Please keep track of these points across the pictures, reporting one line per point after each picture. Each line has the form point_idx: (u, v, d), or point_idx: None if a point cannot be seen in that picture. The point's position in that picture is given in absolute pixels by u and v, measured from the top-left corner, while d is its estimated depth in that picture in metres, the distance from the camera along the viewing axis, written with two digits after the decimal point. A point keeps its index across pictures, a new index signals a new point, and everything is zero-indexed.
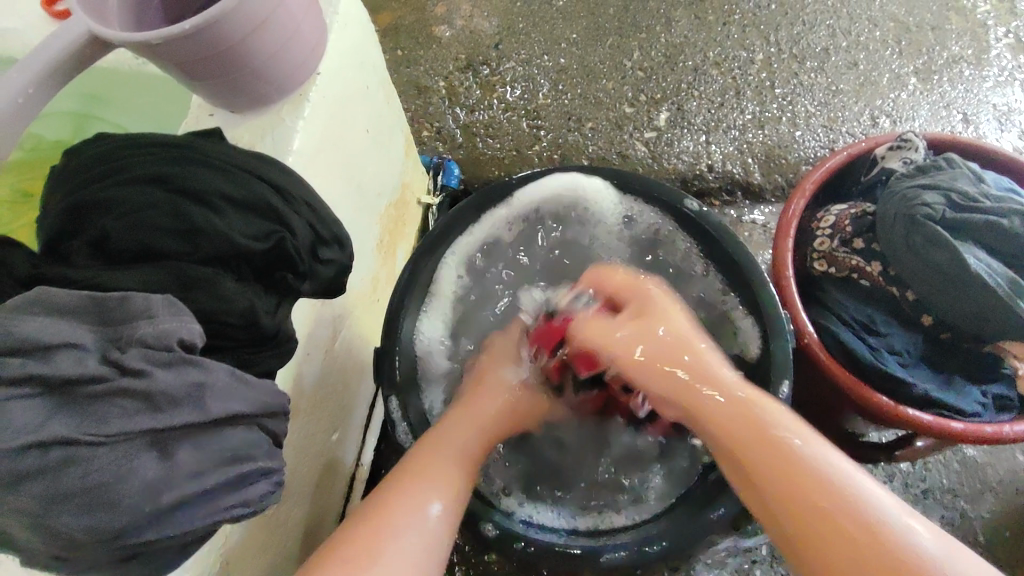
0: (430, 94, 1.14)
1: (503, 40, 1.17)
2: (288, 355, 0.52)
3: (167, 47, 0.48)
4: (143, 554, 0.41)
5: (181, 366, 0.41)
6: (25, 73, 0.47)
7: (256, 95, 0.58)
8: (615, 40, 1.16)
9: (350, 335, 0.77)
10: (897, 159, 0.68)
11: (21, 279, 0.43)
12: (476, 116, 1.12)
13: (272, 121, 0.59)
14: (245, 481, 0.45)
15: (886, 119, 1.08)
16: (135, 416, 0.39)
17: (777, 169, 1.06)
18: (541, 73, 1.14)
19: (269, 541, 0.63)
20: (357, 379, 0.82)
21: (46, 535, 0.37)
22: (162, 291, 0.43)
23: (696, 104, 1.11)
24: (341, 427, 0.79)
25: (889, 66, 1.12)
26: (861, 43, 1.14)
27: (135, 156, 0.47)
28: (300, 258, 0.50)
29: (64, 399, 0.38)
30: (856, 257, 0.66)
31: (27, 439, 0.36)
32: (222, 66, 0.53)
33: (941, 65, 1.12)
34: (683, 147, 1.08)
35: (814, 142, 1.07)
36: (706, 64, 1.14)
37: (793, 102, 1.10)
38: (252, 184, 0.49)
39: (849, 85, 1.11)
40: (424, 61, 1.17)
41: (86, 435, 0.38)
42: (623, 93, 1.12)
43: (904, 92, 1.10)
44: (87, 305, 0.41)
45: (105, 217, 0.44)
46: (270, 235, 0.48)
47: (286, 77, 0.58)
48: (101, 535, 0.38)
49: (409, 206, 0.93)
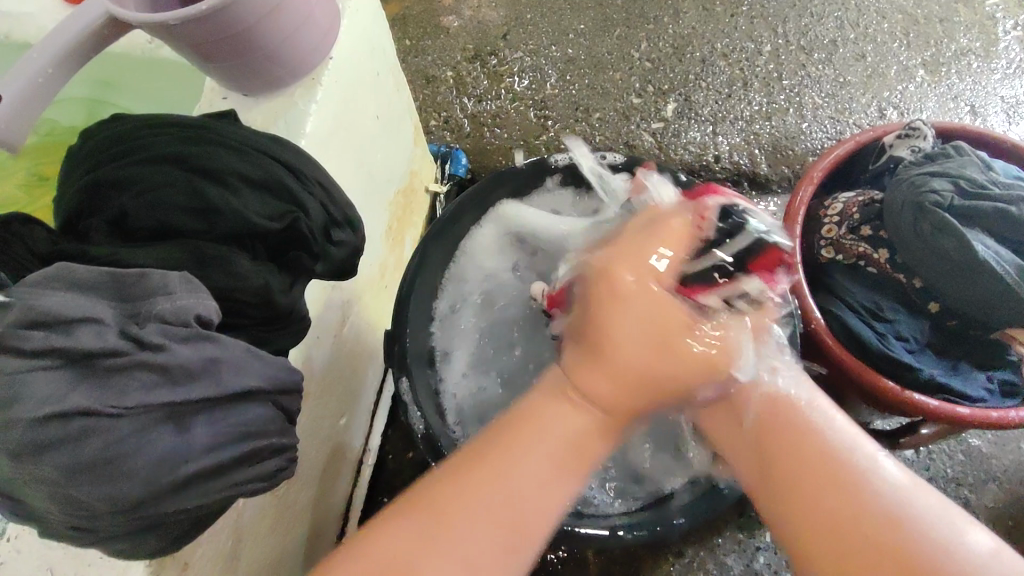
0: (438, 84, 1.14)
1: (511, 30, 1.17)
2: (301, 334, 0.52)
3: (183, 28, 0.49)
4: (160, 526, 0.42)
5: (198, 341, 0.42)
6: (44, 53, 0.47)
7: (270, 79, 0.58)
8: (622, 31, 1.16)
9: (359, 320, 0.77)
10: (905, 148, 0.68)
11: (40, 255, 0.44)
12: (484, 106, 1.12)
13: (284, 105, 0.60)
14: (259, 456, 0.45)
15: (894, 111, 1.08)
16: (153, 389, 0.40)
17: (783, 160, 1.06)
18: (549, 64, 1.14)
19: (279, 521, 0.64)
20: (365, 365, 0.83)
21: (66, 505, 0.38)
22: (179, 268, 0.44)
23: (703, 95, 1.11)
24: (349, 411, 0.80)
25: (897, 59, 1.12)
26: (869, 35, 1.14)
27: (152, 135, 0.48)
28: (314, 238, 0.50)
29: (84, 372, 0.39)
30: (863, 243, 0.67)
31: (49, 410, 0.37)
32: (238, 48, 0.53)
33: (949, 57, 1.12)
34: (690, 138, 1.08)
35: (821, 134, 1.07)
36: (714, 56, 1.14)
37: (800, 94, 1.10)
38: (267, 165, 0.50)
39: (856, 77, 1.11)
40: (431, 50, 1.17)
41: (105, 407, 0.38)
42: (631, 83, 1.12)
43: (912, 84, 1.10)
44: (106, 280, 0.42)
45: (123, 194, 0.45)
46: (285, 215, 0.48)
47: (299, 61, 0.58)
48: (120, 505, 0.39)
49: (417, 194, 0.93)
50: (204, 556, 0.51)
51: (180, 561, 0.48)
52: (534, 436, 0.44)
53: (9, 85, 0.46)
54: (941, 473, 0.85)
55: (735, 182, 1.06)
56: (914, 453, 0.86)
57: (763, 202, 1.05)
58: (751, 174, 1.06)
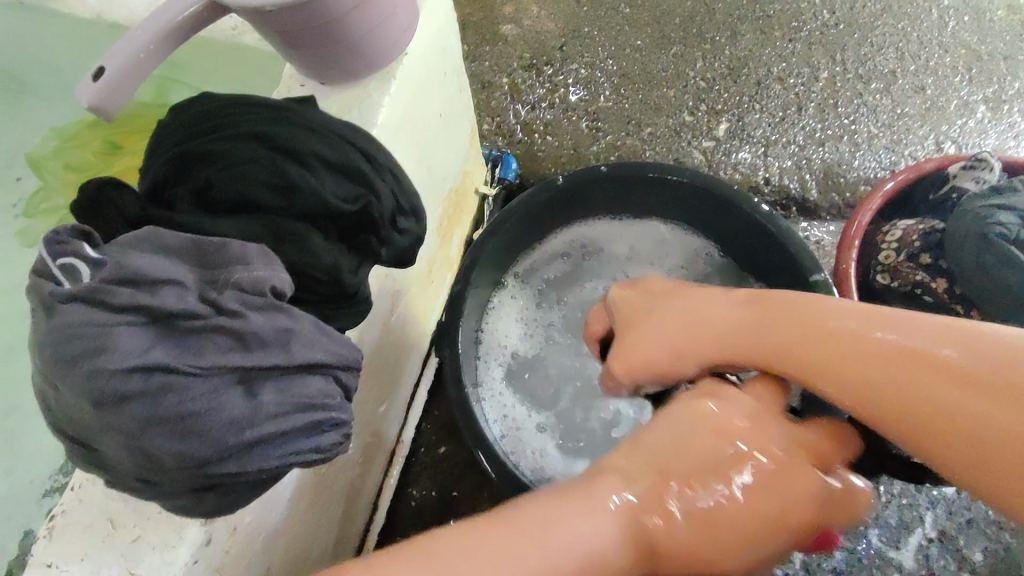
0: (493, 89, 1.16)
1: (568, 42, 1.19)
2: (362, 315, 0.54)
3: (277, 14, 0.52)
4: (221, 487, 0.43)
5: (271, 311, 0.43)
6: (147, 29, 0.50)
7: (348, 69, 0.60)
8: (679, 49, 1.17)
9: (405, 311, 0.79)
10: (970, 179, 0.67)
11: (131, 219, 0.46)
12: (537, 114, 1.13)
13: (359, 95, 0.62)
14: (319, 429, 0.46)
15: (952, 145, 1.07)
16: (227, 353, 0.41)
17: (834, 188, 1.06)
18: (604, 77, 1.16)
19: (319, 498, 0.65)
20: (407, 356, 0.84)
21: (140, 455, 0.40)
22: (256, 241, 0.46)
23: (757, 118, 1.11)
24: (387, 400, 0.81)
25: (958, 93, 1.11)
26: (929, 68, 1.13)
27: (242, 114, 0.50)
28: (382, 223, 0.52)
29: (166, 331, 0.41)
30: (921, 272, 0.67)
31: (134, 362, 0.39)
32: (323, 38, 0.55)
33: (1012, 95, 1.10)
34: (740, 159, 1.08)
35: (874, 164, 1.06)
36: (770, 79, 1.14)
37: (855, 122, 1.09)
38: (345, 150, 0.51)
39: (914, 109, 1.10)
40: (489, 57, 1.19)
41: (183, 365, 0.40)
42: (684, 101, 1.13)
43: (971, 120, 1.09)
44: (190, 246, 0.44)
45: (210, 166, 0.47)
46: (358, 199, 0.50)
47: (378, 54, 0.60)
48: (189, 461, 0.40)
49: (467, 194, 0.95)
50: (253, 524, 0.52)
51: (231, 526, 0.49)
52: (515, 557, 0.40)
53: (115, 57, 0.49)
54: (982, 515, 0.82)
55: (783, 205, 1.06)
56: (954, 492, 0.84)
57: (811, 226, 1.04)
58: (799, 199, 1.05)
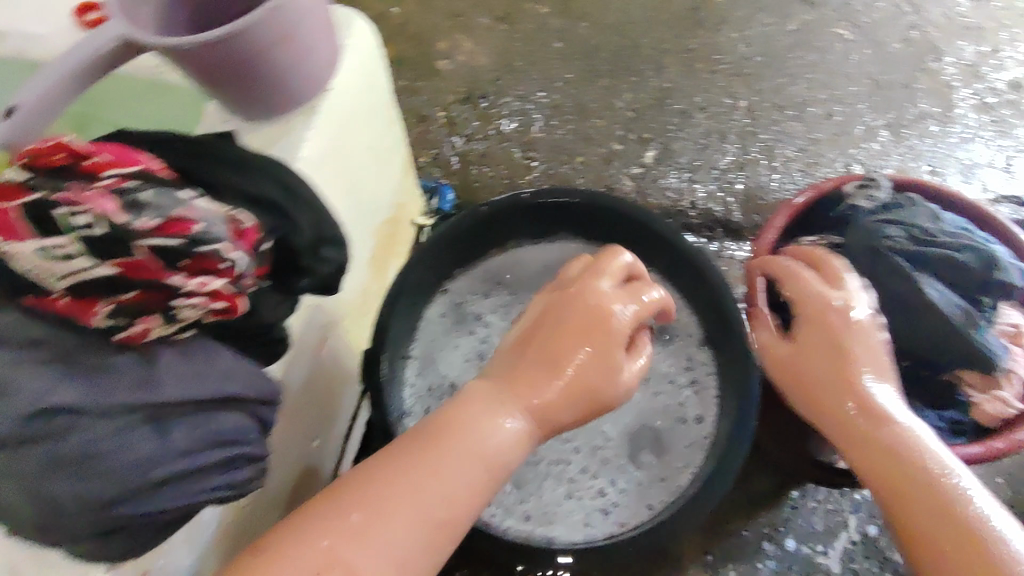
0: (430, 123, 1.19)
1: (502, 76, 1.23)
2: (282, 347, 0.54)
3: (193, 52, 0.53)
4: (126, 530, 0.43)
5: (190, 352, 0.45)
6: (59, 68, 0.51)
7: (272, 104, 0.62)
8: (607, 82, 1.23)
9: (338, 342, 0.79)
10: (864, 197, 0.74)
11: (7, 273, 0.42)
12: (474, 145, 1.16)
13: (285, 130, 0.63)
14: (231, 464, 0.46)
15: (860, 168, 1.15)
16: (134, 392, 0.42)
17: (754, 209, 1.11)
18: (536, 109, 1.20)
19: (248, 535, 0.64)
20: (342, 388, 0.84)
21: (39, 500, 0.40)
22: None
23: (682, 146, 1.17)
24: (322, 434, 0.80)
25: (862, 120, 1.19)
26: (838, 97, 1.22)
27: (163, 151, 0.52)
28: (302, 252, 0.52)
29: (70, 368, 0.41)
30: None
31: (38, 405, 0.40)
32: (243, 73, 0.57)
33: (911, 120, 1.19)
34: (668, 183, 1.14)
35: (791, 186, 1.13)
36: (692, 108, 1.20)
37: (771, 147, 1.16)
38: (265, 181, 0.52)
39: (825, 135, 1.18)
40: (424, 91, 1.22)
41: (88, 403, 0.41)
42: (613, 131, 1.18)
43: (876, 144, 1.17)
44: None
45: None
46: (274, 231, 0.50)
47: (300, 89, 0.62)
48: (90, 504, 0.40)
49: (403, 227, 0.95)
50: (168, 565, 0.51)
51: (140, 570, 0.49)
52: (432, 485, 0.47)
53: (27, 98, 0.50)
54: None
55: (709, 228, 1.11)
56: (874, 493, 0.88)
57: (737, 246, 1.09)
58: (724, 221, 1.11)
